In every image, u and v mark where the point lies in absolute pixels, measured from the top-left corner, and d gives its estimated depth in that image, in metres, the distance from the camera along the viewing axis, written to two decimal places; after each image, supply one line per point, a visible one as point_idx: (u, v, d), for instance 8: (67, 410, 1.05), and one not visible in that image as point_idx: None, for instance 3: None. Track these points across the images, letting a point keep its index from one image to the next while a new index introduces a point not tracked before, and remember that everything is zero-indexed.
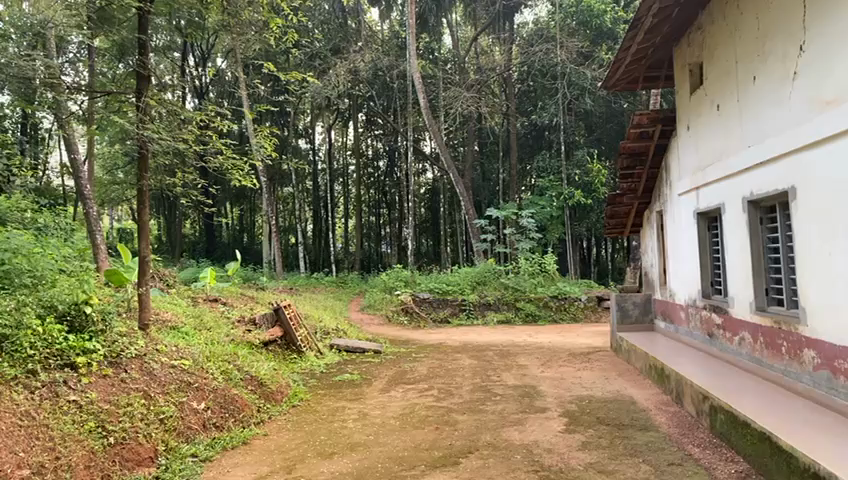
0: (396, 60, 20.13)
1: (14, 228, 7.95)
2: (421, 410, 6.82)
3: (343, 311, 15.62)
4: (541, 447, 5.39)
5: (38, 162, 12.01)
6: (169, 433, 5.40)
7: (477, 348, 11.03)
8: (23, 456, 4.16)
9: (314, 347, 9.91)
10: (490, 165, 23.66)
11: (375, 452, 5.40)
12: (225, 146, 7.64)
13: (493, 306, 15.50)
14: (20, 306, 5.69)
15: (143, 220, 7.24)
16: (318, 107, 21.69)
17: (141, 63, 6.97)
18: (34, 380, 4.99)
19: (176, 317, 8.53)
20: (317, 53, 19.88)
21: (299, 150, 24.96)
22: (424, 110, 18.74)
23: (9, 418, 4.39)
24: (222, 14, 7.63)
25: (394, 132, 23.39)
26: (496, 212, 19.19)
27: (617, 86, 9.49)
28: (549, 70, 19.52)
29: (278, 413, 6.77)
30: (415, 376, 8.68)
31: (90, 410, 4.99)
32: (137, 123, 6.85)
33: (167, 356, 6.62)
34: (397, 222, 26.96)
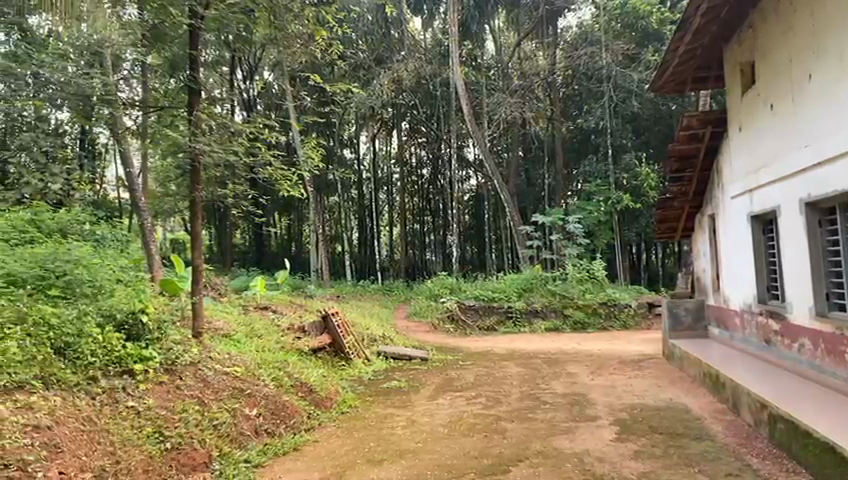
0: (439, 68, 20.52)
1: (74, 240, 8.23)
2: (469, 418, 6.79)
3: (389, 318, 15.68)
4: (592, 456, 5.30)
5: (97, 176, 12.43)
6: (222, 438, 5.52)
7: (525, 356, 10.93)
8: (86, 460, 4.28)
9: (362, 354, 9.97)
10: (535, 171, 23.49)
11: (425, 459, 5.40)
12: (274, 157, 7.79)
13: (541, 313, 15.31)
14: (82, 314, 5.78)
15: (196, 230, 7.44)
16: (363, 117, 21.91)
17: (193, 78, 7.22)
18: (95, 386, 5.15)
19: (228, 325, 8.72)
20: (362, 64, 20.30)
21: (344, 160, 25.26)
22: (468, 116, 18.77)
23: (72, 423, 4.53)
24: (270, 29, 7.80)
25: (437, 140, 23.51)
26: (542, 218, 18.99)
27: (664, 88, 9.31)
28: (594, 74, 19.41)
29: (327, 419, 6.83)
30: (462, 383, 8.66)
31: (148, 416, 5.14)
32: (190, 137, 7.10)
33: (221, 363, 6.78)
34: (442, 230, 26.95)
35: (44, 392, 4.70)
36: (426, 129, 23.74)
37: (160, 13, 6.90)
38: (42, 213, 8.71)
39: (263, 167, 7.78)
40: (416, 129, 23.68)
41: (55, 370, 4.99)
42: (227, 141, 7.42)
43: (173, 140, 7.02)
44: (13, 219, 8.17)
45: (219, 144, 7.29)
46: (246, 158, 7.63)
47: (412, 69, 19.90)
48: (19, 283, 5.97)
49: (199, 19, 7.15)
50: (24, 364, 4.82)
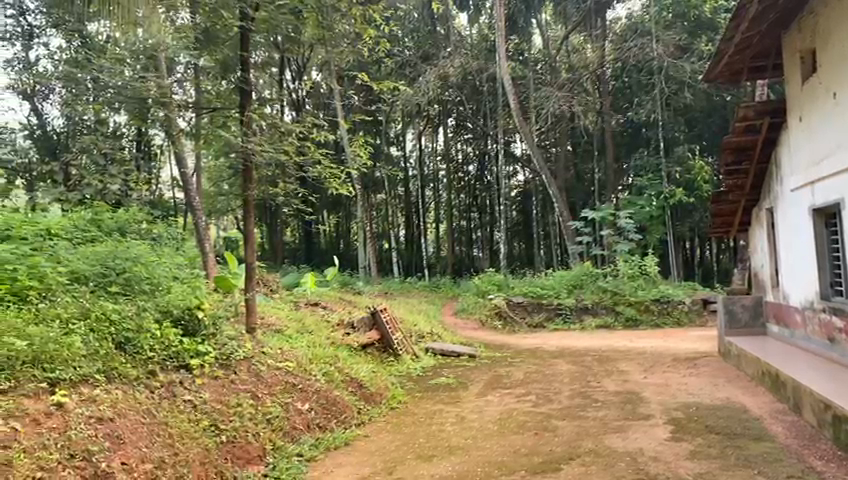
0: (485, 64, 20.36)
1: (132, 239, 8.48)
2: (519, 415, 6.75)
3: (437, 315, 15.72)
4: (646, 456, 5.20)
5: (153, 176, 12.77)
6: (276, 432, 5.66)
7: (575, 353, 10.80)
8: (146, 452, 4.46)
9: (411, 350, 10.01)
10: (584, 165, 23.18)
11: (474, 456, 5.39)
12: (323, 156, 7.93)
13: (591, 310, 15.09)
14: (140, 310, 5.93)
15: (249, 229, 7.59)
16: (409, 114, 21.93)
17: (244, 79, 7.41)
18: (154, 380, 5.31)
19: (280, 321, 8.88)
20: (407, 62, 20.50)
21: (391, 157, 25.40)
22: (515, 111, 18.58)
23: (133, 415, 4.70)
24: (318, 29, 7.86)
25: (484, 136, 23.40)
26: (591, 213, 18.66)
27: (718, 79, 9.03)
28: (645, 66, 18.99)
29: (377, 414, 6.89)
30: (511, 380, 8.61)
31: (204, 409, 5.29)
32: (242, 137, 7.28)
33: (273, 358, 6.90)
34: (489, 226, 26.78)
35: (107, 386, 4.88)
36: (472, 125, 23.67)
37: (212, 15, 7.17)
38: (102, 214, 9.05)
39: (313, 165, 7.89)
40: (463, 126, 23.64)
41: (116, 364, 5.15)
42: (277, 140, 7.56)
43: (226, 139, 7.21)
44: (76, 219, 8.56)
45: (270, 144, 7.44)
46: (295, 157, 7.74)
47: (458, 65, 19.95)
48: (82, 280, 6.19)
49: (249, 21, 7.29)
50: (87, 358, 4.98)
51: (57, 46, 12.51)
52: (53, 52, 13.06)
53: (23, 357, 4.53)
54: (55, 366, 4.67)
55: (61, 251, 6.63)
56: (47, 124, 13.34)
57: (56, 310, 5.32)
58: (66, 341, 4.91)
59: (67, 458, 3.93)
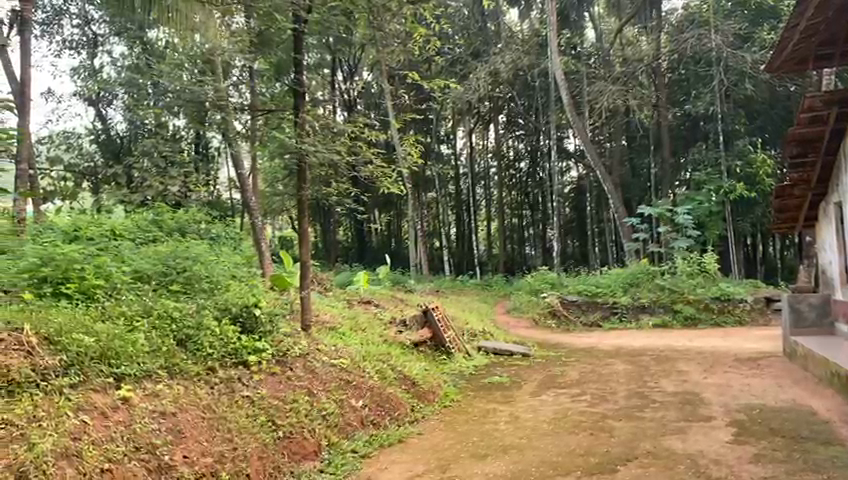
0: (536, 59, 19.70)
1: (192, 240, 8.72)
2: (574, 415, 6.65)
3: (489, 314, 15.64)
4: (707, 458, 5.06)
5: (212, 178, 13.10)
6: (330, 428, 5.74)
7: (632, 353, 10.58)
8: (207, 446, 4.62)
9: (463, 348, 9.97)
10: (640, 160, 22.74)
11: (529, 456, 5.34)
12: (375, 155, 7.98)
13: (648, 309, 14.77)
14: (201, 308, 6.08)
15: (303, 228, 7.72)
16: (461, 112, 21.86)
17: (297, 81, 7.47)
18: (214, 376, 5.45)
19: (334, 319, 9.00)
20: (458, 59, 20.72)
21: (441, 155, 25.39)
22: (568, 106, 18.26)
23: (194, 410, 4.85)
24: (369, 29, 7.90)
25: (536, 132, 23.24)
26: (648, 210, 18.18)
27: (781, 69, 8.69)
28: (704, 57, 18.34)
29: (430, 412, 6.91)
30: (566, 380, 8.49)
31: (263, 405, 5.42)
32: (295, 138, 7.41)
33: (327, 355, 6.99)
34: (541, 224, 26.52)
35: (168, 381, 5.04)
36: (524, 121, 23.54)
37: (266, 18, 7.10)
38: (163, 215, 9.37)
39: (365, 165, 7.95)
40: (515, 122, 23.64)
41: (177, 360, 5.31)
42: (330, 140, 7.64)
43: (281, 142, 7.34)
44: (139, 220, 8.90)
45: (323, 144, 7.53)
46: (348, 157, 7.82)
47: (509, 61, 19.44)
48: (145, 279, 6.40)
49: (302, 24, 7.36)
50: (151, 354, 5.16)
51: (122, 53, 13.07)
52: (116, 59, 13.56)
53: (92, 352, 4.71)
54: (120, 362, 4.84)
55: (125, 251, 6.86)
56: (111, 128, 13.83)
57: (121, 308, 5.52)
58: (131, 338, 5.10)
59: (133, 451, 4.14)
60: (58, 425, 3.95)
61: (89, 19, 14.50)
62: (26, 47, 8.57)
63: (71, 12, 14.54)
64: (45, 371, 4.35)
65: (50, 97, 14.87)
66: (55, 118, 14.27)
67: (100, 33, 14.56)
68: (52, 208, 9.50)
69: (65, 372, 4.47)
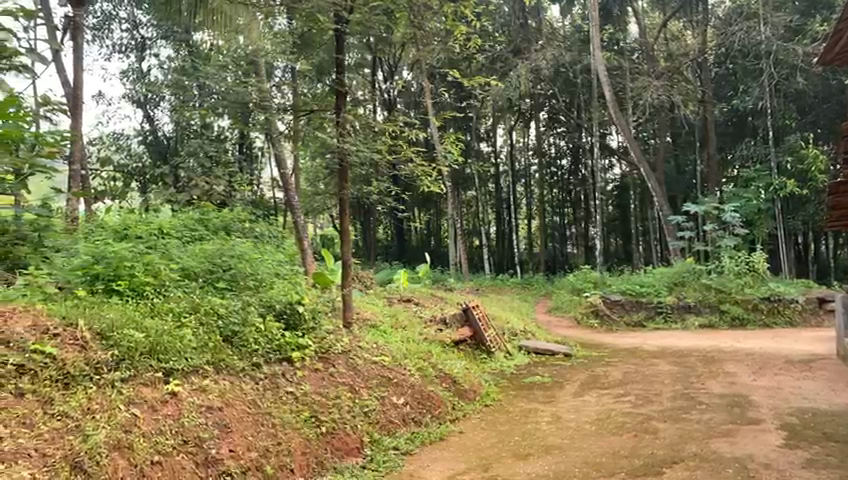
0: (578, 55, 19.98)
1: (237, 238, 8.88)
2: (618, 416, 6.56)
3: (530, 313, 15.52)
4: (756, 462, 4.93)
5: (255, 177, 13.32)
6: (372, 425, 5.79)
7: (677, 354, 10.37)
8: (252, 440, 4.72)
9: (504, 348, 9.92)
10: (685, 157, 22.50)
11: (571, 456, 5.29)
12: (415, 154, 7.96)
13: (694, 309, 14.45)
14: (246, 305, 6.17)
15: (345, 227, 7.79)
16: (501, 109, 21.78)
17: (339, 81, 7.49)
18: (258, 372, 5.55)
19: (375, 316, 9.06)
20: (499, 56, 20.02)
21: (481, 153, 25.25)
22: (610, 103, 17.96)
23: (240, 405, 4.95)
24: (408, 28, 7.88)
25: (578, 129, 23.03)
26: (694, 207, 17.64)
27: (836, 61, 8.32)
28: (752, 51, 17.78)
29: (471, 410, 6.91)
30: (609, 381, 8.36)
31: (306, 401, 5.50)
32: (337, 137, 7.47)
33: (369, 352, 7.03)
34: (583, 222, 26.25)
35: (214, 376, 5.15)
36: (565, 118, 23.33)
37: (308, 20, 7.15)
38: (209, 214, 9.57)
39: (405, 164, 7.96)
40: (556, 119, 23.45)
41: (223, 356, 5.41)
42: (371, 140, 7.68)
43: (324, 141, 7.43)
44: (185, 219, 9.08)
45: (365, 144, 7.57)
46: (388, 156, 7.85)
47: (550, 57, 19.33)
48: (192, 276, 6.53)
49: (343, 24, 7.35)
50: (198, 349, 5.26)
51: (169, 56, 13.49)
52: (163, 62, 13.88)
53: (142, 347, 4.83)
54: (169, 357, 4.95)
55: (172, 249, 7.02)
56: (159, 130, 14.19)
57: (170, 304, 5.65)
58: (179, 334, 5.21)
59: (181, 444, 4.27)
60: (111, 417, 4.10)
61: (137, 23, 14.87)
62: (78, 52, 8.82)
63: (121, 17, 14.93)
64: (98, 365, 4.49)
65: (100, 100, 15.30)
66: (105, 120, 14.66)
67: (147, 36, 14.92)
68: (101, 208, 9.75)
69: (117, 365, 4.61)
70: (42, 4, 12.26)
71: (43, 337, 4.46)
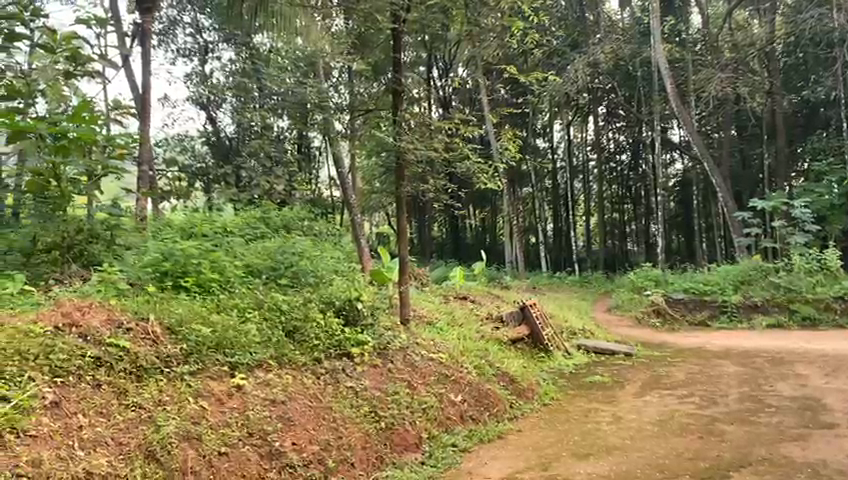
0: (639, 48, 19.38)
1: (296, 236, 9.05)
2: (681, 417, 6.39)
3: (589, 311, 15.29)
4: (830, 468, 4.73)
5: (313, 176, 13.50)
6: (430, 421, 5.81)
7: (744, 355, 10.01)
8: (314, 434, 4.84)
9: (562, 347, 9.78)
10: (751, 150, 21.62)
11: (633, 457, 5.19)
12: (471, 150, 7.93)
13: (761, 308, 13.91)
14: (307, 301, 6.27)
15: (402, 224, 7.83)
16: (558, 104, 21.47)
17: (396, 80, 7.51)
18: (320, 367, 5.66)
19: (431, 313, 9.09)
20: (556, 51, 20.11)
21: (538, 149, 24.92)
22: (672, 97, 17.45)
23: (302, 399, 5.08)
24: (467, 26, 7.83)
25: (638, 122, 22.58)
26: (761, 203, 16.96)
27: None
28: (824, 39, 16.92)
29: (529, 409, 6.85)
30: (671, 381, 8.16)
31: (365, 396, 5.57)
32: (395, 137, 7.51)
33: (427, 349, 7.07)
34: (644, 218, 25.67)
35: (278, 370, 5.29)
36: (624, 112, 22.86)
37: (367, 19, 7.23)
38: (271, 212, 9.82)
39: (461, 162, 7.92)
40: (614, 114, 23.16)
41: (286, 351, 5.54)
42: (427, 137, 7.65)
43: (382, 140, 7.51)
44: (247, 218, 9.31)
45: (421, 141, 7.57)
46: (445, 154, 7.82)
47: (609, 51, 18.89)
48: (255, 273, 6.70)
49: (402, 23, 7.38)
50: (262, 344, 5.41)
51: (233, 59, 13.91)
52: (225, 65, 14.30)
53: (209, 342, 5.00)
54: (234, 351, 5.11)
55: (236, 247, 7.21)
56: (221, 131, 14.60)
57: (235, 300, 5.82)
58: (243, 329, 5.36)
59: (246, 436, 4.42)
60: (181, 409, 4.26)
61: (200, 28, 15.30)
62: (146, 57, 9.17)
63: (185, 22, 15.40)
64: (168, 359, 4.67)
65: (166, 103, 15.85)
66: (170, 122, 15.17)
67: (210, 41, 15.35)
68: (168, 208, 10.08)
69: (186, 359, 4.78)
70: (113, 11, 12.81)
71: (116, 330, 4.64)
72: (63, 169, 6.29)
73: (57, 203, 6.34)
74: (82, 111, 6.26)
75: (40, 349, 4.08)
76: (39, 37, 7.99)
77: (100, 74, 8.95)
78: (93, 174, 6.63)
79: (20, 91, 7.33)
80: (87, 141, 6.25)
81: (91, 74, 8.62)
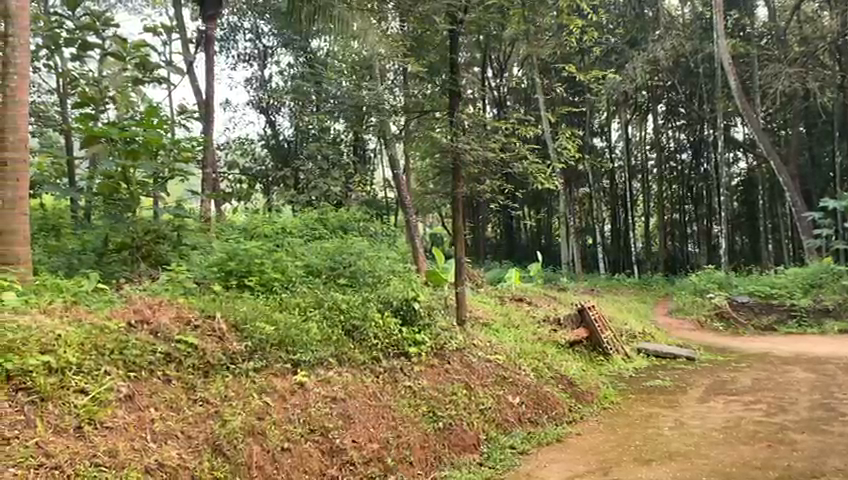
0: (700, 44, 19.04)
1: (353, 236, 9.16)
2: (747, 424, 6.18)
3: (649, 315, 14.94)
4: None
5: (369, 177, 13.64)
6: (488, 423, 5.80)
7: (814, 360, 9.62)
8: (374, 432, 4.92)
9: (622, 350, 9.58)
10: (821, 148, 20.81)
11: (698, 464, 5.06)
12: (528, 150, 7.87)
13: (833, 313, 13.31)
14: (366, 300, 6.33)
15: (457, 225, 7.85)
16: (616, 102, 21.12)
17: (453, 82, 7.52)
18: (378, 365, 5.74)
19: (487, 314, 9.08)
20: (613, 49, 19.62)
21: (595, 148, 24.52)
22: (737, 93, 16.91)
23: (362, 397, 5.17)
24: (525, 24, 7.92)
25: (700, 120, 22.20)
26: (833, 202, 16.21)
27: None
28: None
29: (589, 413, 6.74)
30: (737, 387, 7.89)
31: (423, 395, 5.62)
32: (451, 137, 7.50)
33: (483, 350, 7.05)
34: (706, 218, 24.92)
35: (339, 369, 5.38)
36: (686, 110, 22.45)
37: (425, 22, 7.35)
38: (328, 214, 10.00)
39: (518, 162, 7.85)
40: (675, 112, 22.77)
41: (346, 349, 5.62)
42: (485, 138, 7.64)
43: (436, 142, 7.53)
44: (306, 219, 9.51)
45: (478, 142, 7.58)
46: (502, 154, 7.77)
47: (669, 48, 18.46)
48: (316, 273, 6.83)
49: (459, 25, 7.34)
50: (323, 343, 5.50)
51: (292, 64, 14.29)
52: (284, 69, 14.70)
53: (272, 339, 5.12)
54: (296, 349, 5.22)
55: (297, 248, 7.35)
56: (280, 133, 14.91)
57: (296, 299, 5.93)
58: (306, 327, 5.46)
59: (308, 433, 4.53)
60: (246, 405, 4.41)
61: (259, 33, 15.71)
62: (209, 63, 9.45)
63: (245, 28, 15.83)
64: (233, 355, 4.80)
65: (227, 107, 16.28)
66: (231, 126, 15.59)
67: (269, 46, 15.75)
68: (229, 210, 10.34)
69: (251, 356, 4.91)
70: (179, 20, 13.27)
71: (185, 327, 4.80)
72: (133, 173, 6.65)
73: (128, 206, 6.68)
74: (152, 117, 6.72)
75: (115, 344, 4.22)
76: (111, 45, 8.32)
77: (166, 80, 9.27)
78: (159, 177, 6.89)
79: (94, 98, 7.54)
80: (154, 145, 6.58)
81: (158, 80, 8.90)
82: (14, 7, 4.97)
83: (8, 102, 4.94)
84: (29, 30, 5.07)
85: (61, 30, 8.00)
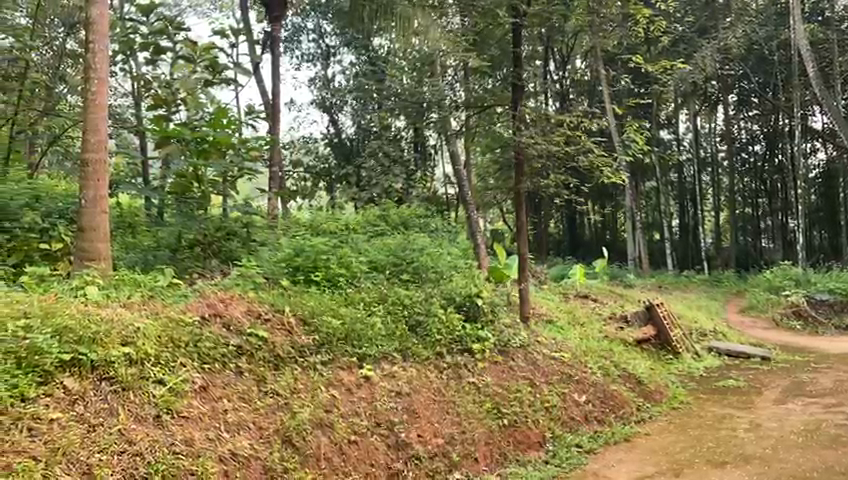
0: (775, 31, 18.49)
1: (415, 232, 9.17)
2: (829, 428, 5.90)
3: (720, 313, 14.41)
4: None
5: (430, 174, 13.63)
6: (554, 421, 5.73)
7: None
8: (439, 427, 4.95)
9: (691, 349, 9.27)
10: None
11: (775, 468, 4.85)
12: (593, 144, 7.68)
13: None
14: (429, 296, 6.36)
15: (520, 221, 7.75)
16: (685, 93, 20.49)
17: (516, 76, 7.45)
18: (442, 361, 5.75)
19: (551, 311, 8.95)
20: (682, 38, 18.92)
21: (663, 141, 23.78)
22: (816, 81, 16.05)
23: (426, 392, 5.20)
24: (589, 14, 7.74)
25: (774, 110, 21.33)
26: None
27: None
28: None
29: (657, 413, 6.56)
30: (816, 388, 7.53)
31: (487, 391, 5.60)
32: (515, 132, 7.46)
33: (548, 348, 6.95)
34: (781, 212, 23.85)
35: (403, 364, 5.43)
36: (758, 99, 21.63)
37: (487, 16, 7.38)
38: (391, 211, 10.05)
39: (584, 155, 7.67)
40: (746, 102, 21.94)
41: (410, 344, 5.65)
42: (550, 133, 7.50)
43: (499, 136, 7.50)
44: (368, 216, 9.60)
45: (542, 135, 7.45)
46: (567, 148, 7.63)
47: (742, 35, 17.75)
48: (380, 268, 6.88)
49: (521, 17, 7.38)
50: (387, 337, 5.54)
51: (354, 62, 14.52)
52: (346, 68, 14.92)
53: (338, 333, 5.19)
54: (361, 343, 5.29)
55: (359, 244, 7.43)
56: (342, 132, 15.12)
57: (360, 294, 6.00)
58: (371, 322, 5.52)
59: (374, 426, 4.60)
60: (314, 397, 4.51)
61: (322, 33, 15.98)
62: (275, 63, 9.64)
63: (308, 28, 16.14)
64: (302, 349, 4.91)
65: (292, 107, 16.63)
66: (296, 125, 15.92)
67: (332, 45, 16.01)
68: (295, 208, 10.56)
69: (318, 350, 5.01)
70: (245, 22, 13.62)
71: (256, 321, 4.93)
72: (204, 173, 7.07)
73: (200, 203, 7.07)
74: (222, 118, 7.00)
75: (190, 337, 4.37)
76: (182, 49, 8.69)
77: (234, 82, 9.53)
78: (227, 176, 7.24)
79: (167, 100, 7.99)
80: (223, 144, 6.88)
81: (226, 81, 9.17)
82: (95, 15, 5.19)
83: (90, 106, 5.19)
84: (107, 38, 5.28)
85: (135, 36, 8.46)
